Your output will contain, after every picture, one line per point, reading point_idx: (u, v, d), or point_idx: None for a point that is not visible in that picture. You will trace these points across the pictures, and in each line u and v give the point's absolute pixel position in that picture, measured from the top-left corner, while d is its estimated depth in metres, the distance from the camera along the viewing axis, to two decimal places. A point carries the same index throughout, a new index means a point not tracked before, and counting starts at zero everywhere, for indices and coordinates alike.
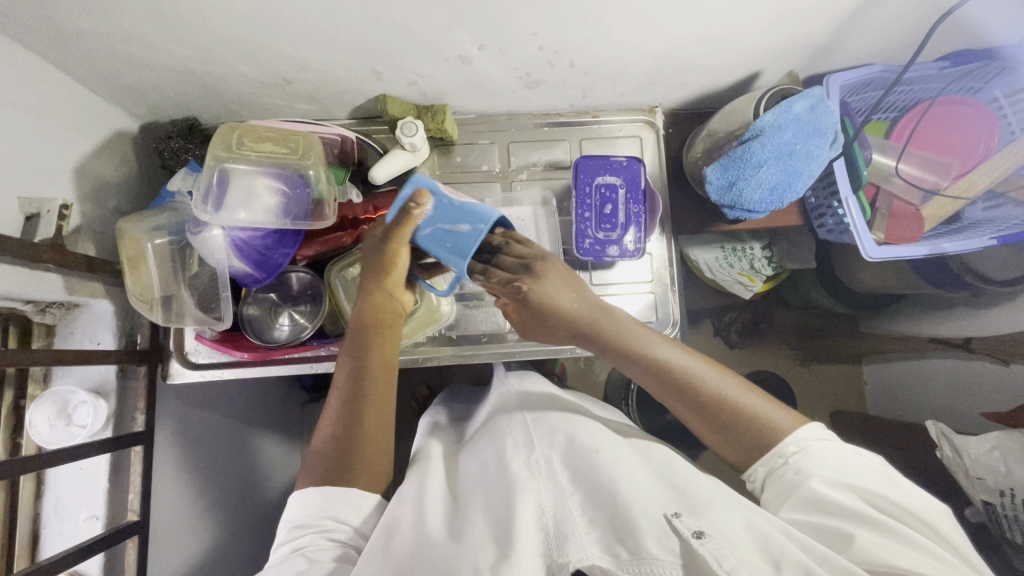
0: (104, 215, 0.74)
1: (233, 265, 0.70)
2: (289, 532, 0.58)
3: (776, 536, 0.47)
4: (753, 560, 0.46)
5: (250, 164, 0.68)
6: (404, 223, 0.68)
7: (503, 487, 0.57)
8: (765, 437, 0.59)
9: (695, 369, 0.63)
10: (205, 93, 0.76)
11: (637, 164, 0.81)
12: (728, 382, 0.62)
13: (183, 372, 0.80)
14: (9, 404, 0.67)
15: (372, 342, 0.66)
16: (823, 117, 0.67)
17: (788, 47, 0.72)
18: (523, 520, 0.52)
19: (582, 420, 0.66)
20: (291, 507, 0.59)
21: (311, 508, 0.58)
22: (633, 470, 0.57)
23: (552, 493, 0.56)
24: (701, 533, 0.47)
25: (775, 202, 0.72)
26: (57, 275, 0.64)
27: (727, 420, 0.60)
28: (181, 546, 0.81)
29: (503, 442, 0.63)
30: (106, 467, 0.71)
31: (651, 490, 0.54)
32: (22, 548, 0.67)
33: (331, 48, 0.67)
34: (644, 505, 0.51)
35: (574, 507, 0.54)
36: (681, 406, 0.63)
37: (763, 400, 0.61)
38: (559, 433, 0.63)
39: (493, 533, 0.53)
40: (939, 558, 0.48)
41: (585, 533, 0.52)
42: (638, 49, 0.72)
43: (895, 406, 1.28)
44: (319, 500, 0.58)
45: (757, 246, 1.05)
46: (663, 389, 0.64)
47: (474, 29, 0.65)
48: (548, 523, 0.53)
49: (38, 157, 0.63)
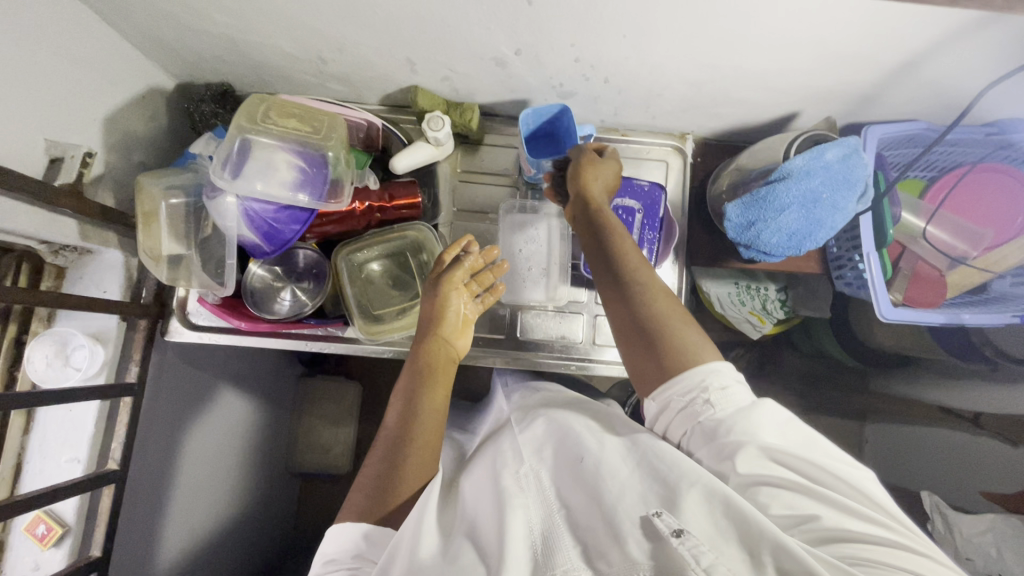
0: (128, 167, 0.75)
1: (243, 234, 0.69)
2: (322, 566, 0.57)
3: (758, 522, 0.46)
4: (732, 553, 0.46)
5: (272, 138, 0.67)
6: (457, 266, 0.74)
7: (493, 505, 0.56)
8: (681, 357, 0.57)
9: (639, 267, 0.63)
10: (240, 61, 0.76)
11: (658, 191, 0.80)
12: (664, 292, 0.62)
13: (181, 331, 0.81)
14: (11, 336, 0.71)
15: (425, 389, 0.67)
16: (854, 169, 0.63)
17: (827, 90, 0.71)
18: (512, 536, 0.50)
19: (571, 423, 0.66)
20: (328, 540, 0.58)
21: (345, 545, 0.57)
22: (618, 471, 0.56)
23: (540, 507, 0.55)
24: (681, 531, 0.46)
25: (792, 249, 0.68)
26: (73, 220, 0.66)
27: (647, 322, 0.59)
28: (178, 511, 0.87)
29: (498, 455, 0.64)
30: (95, 415, 0.72)
31: (635, 487, 0.54)
32: (4, 479, 0.69)
33: (367, 33, 0.67)
34: (625, 506, 0.52)
35: (562, 523, 0.54)
36: (615, 299, 0.63)
37: (689, 321, 0.60)
38: (548, 450, 0.64)
39: (482, 556, 0.51)
40: (870, 524, 0.47)
41: (570, 547, 0.51)
42: (676, 74, 0.71)
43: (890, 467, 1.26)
44: (354, 538, 0.57)
45: (774, 288, 1.07)
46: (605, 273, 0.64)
47: (512, 33, 0.65)
48: (536, 540, 0.52)
49: (72, 105, 0.65)
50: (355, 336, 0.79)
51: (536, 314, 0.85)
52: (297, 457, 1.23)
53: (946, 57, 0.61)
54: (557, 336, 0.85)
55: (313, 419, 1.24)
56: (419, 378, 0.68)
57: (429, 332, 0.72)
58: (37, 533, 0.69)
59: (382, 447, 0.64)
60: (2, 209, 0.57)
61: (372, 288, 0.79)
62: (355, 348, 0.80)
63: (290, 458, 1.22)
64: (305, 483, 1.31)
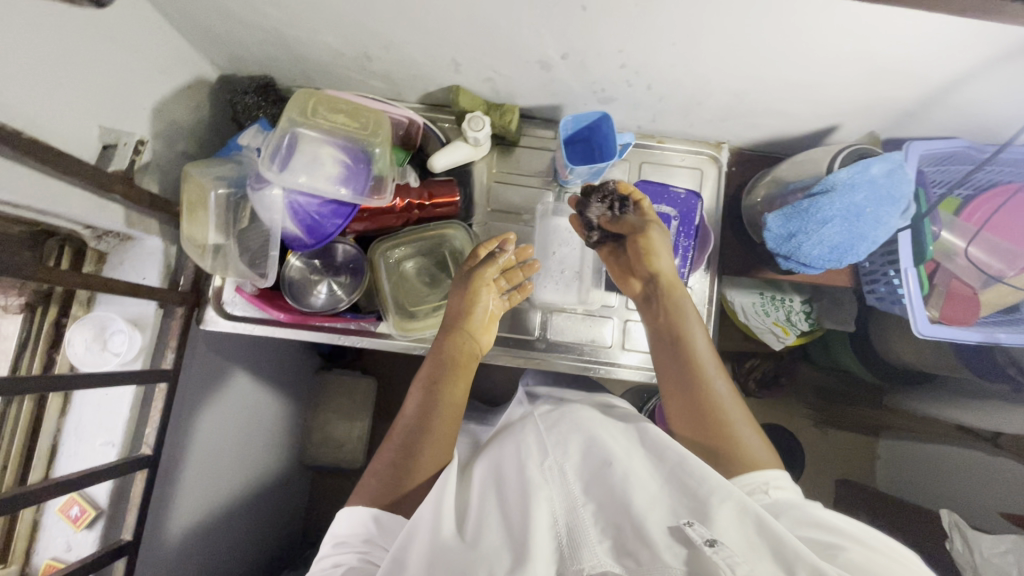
0: (173, 157, 0.76)
1: (286, 227, 0.70)
2: (331, 547, 0.58)
3: (793, 545, 0.46)
4: (767, 568, 0.45)
5: (320, 132, 0.68)
6: (491, 263, 0.74)
7: (517, 494, 0.55)
8: (738, 459, 0.58)
9: (707, 362, 0.66)
10: (286, 55, 0.77)
11: (695, 199, 0.80)
12: (728, 391, 0.64)
13: (216, 321, 0.81)
14: (52, 319, 0.71)
15: (449, 378, 0.67)
16: (900, 184, 0.63)
17: (870, 104, 0.71)
18: (535, 527, 0.51)
19: (594, 424, 0.65)
20: (339, 522, 0.59)
21: (356, 528, 0.58)
22: (646, 482, 0.55)
23: (563, 500, 0.55)
24: (714, 541, 0.46)
25: (833, 261, 0.68)
26: (121, 206, 0.66)
27: (709, 421, 0.62)
28: (195, 493, 0.86)
29: (523, 448, 0.63)
30: (130, 399, 0.74)
31: (662, 499, 0.53)
32: (40, 460, 0.70)
33: (417, 32, 0.68)
34: (654, 517, 0.50)
35: (586, 517, 0.53)
36: (679, 390, 0.65)
37: (751, 426, 0.62)
38: (574, 441, 0.62)
39: (506, 539, 0.51)
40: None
41: (597, 542, 0.50)
42: (719, 84, 0.71)
43: (903, 484, 1.26)
44: (366, 521, 0.58)
45: (798, 300, 1.07)
46: (671, 362, 0.67)
47: (561, 37, 0.66)
48: (561, 531, 0.52)
49: (125, 93, 0.66)
50: (387, 332, 0.78)
51: (565, 317, 0.86)
52: (314, 451, 1.23)
53: (995, 76, 0.61)
54: (587, 339, 0.85)
55: (328, 413, 1.24)
56: (443, 366, 0.68)
57: (456, 324, 0.72)
58: (70, 514, 0.70)
59: (401, 431, 0.64)
60: (55, 192, 0.58)
61: (407, 285, 0.80)
62: (387, 344, 0.79)
63: (306, 450, 1.23)
64: (316, 476, 1.32)
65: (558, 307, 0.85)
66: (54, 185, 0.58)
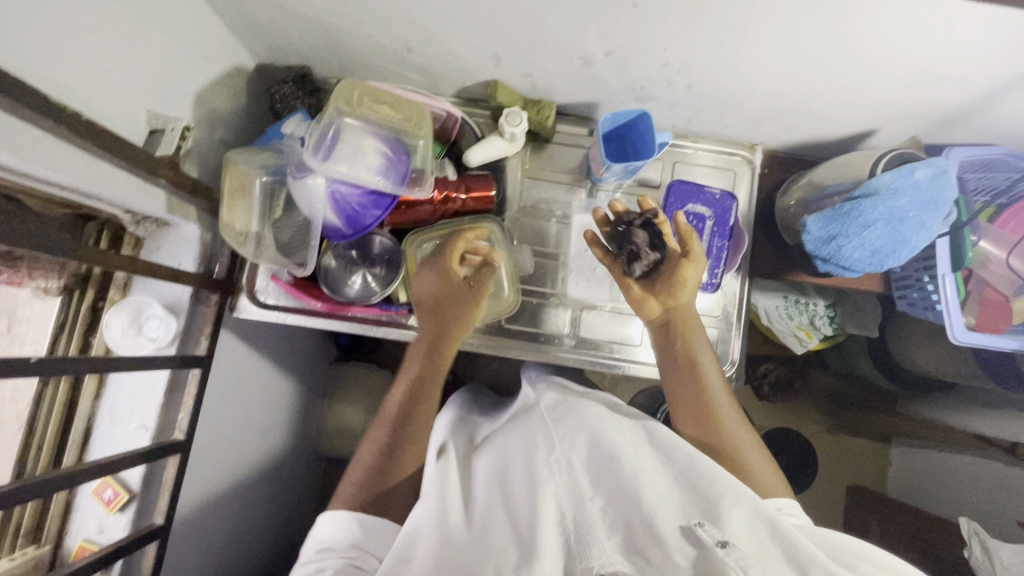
0: (212, 144, 0.76)
1: (327, 218, 0.70)
2: (316, 552, 0.62)
3: (805, 547, 0.47)
4: (778, 569, 0.46)
5: (364, 124, 0.69)
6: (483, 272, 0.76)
7: (527, 486, 0.58)
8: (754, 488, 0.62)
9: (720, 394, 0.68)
10: (326, 46, 0.77)
11: (730, 200, 0.80)
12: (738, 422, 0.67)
13: (248, 308, 0.82)
14: (88, 302, 0.72)
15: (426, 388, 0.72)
16: (943, 189, 0.63)
17: (911, 109, 0.71)
18: (543, 523, 0.53)
19: (600, 420, 0.66)
20: (324, 528, 0.63)
21: (341, 533, 0.62)
22: (654, 479, 0.56)
23: (571, 493, 0.56)
24: (726, 543, 0.47)
25: (873, 264, 0.69)
26: (163, 192, 0.67)
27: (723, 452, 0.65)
28: (216, 480, 0.86)
29: (532, 442, 0.64)
30: (164, 384, 0.74)
31: (673, 497, 0.54)
32: (75, 443, 0.70)
33: (461, 26, 0.68)
34: (664, 515, 0.51)
35: (595, 510, 0.54)
36: (693, 420, 0.68)
37: (760, 455, 0.65)
38: (582, 437, 0.63)
39: (514, 532, 0.55)
40: None
41: (606, 537, 0.52)
42: (761, 85, 0.71)
43: (916, 493, 1.26)
44: (349, 527, 0.62)
45: (823, 304, 1.07)
46: (685, 391, 0.69)
47: (607, 33, 0.66)
48: (568, 527, 0.54)
49: (170, 79, 0.66)
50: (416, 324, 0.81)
51: (595, 314, 0.85)
52: (331, 442, 1.24)
53: None
54: (616, 337, 0.85)
55: (343, 405, 1.25)
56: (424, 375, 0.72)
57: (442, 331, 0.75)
58: (104, 496, 0.71)
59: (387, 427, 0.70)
60: (106, 176, 0.58)
61: None
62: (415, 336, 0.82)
63: (323, 441, 1.24)
64: (328, 466, 1.32)
65: (588, 305, 0.85)
66: (106, 169, 0.58)
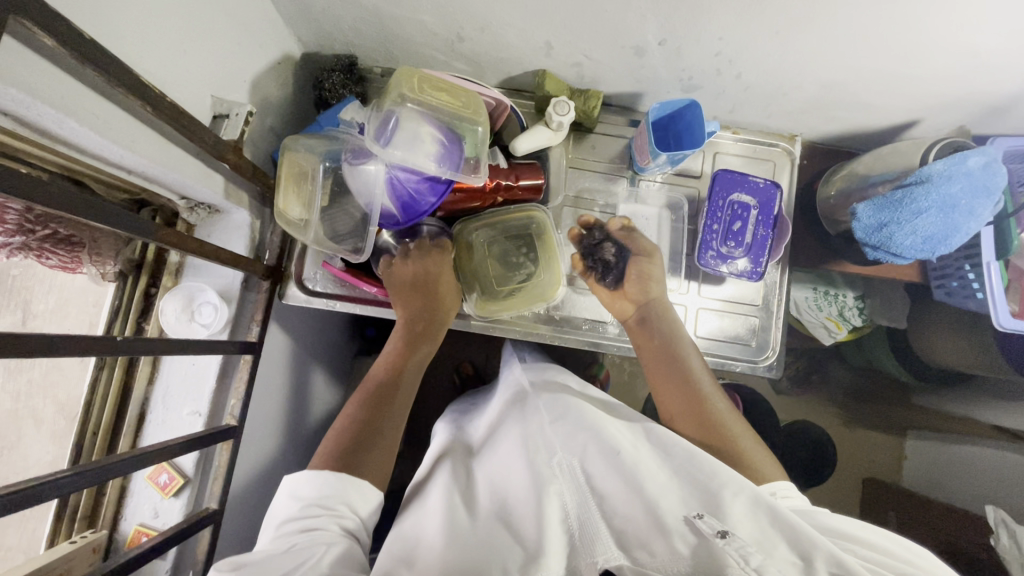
0: (263, 130, 0.76)
1: (385, 204, 0.72)
2: (302, 508, 0.59)
3: (805, 531, 0.48)
4: (782, 554, 0.48)
5: (422, 109, 0.68)
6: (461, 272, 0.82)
7: (529, 486, 0.58)
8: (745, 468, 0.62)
9: (706, 382, 0.71)
10: (378, 34, 0.78)
11: (774, 189, 0.80)
12: (725, 407, 0.69)
13: (296, 296, 0.82)
14: (141, 288, 0.72)
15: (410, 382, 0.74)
16: (994, 177, 0.64)
17: (959, 99, 0.72)
18: (548, 524, 0.54)
19: (598, 414, 0.64)
20: (309, 485, 0.60)
21: (329, 490, 0.60)
22: (656, 472, 0.56)
23: (574, 493, 0.58)
24: (725, 533, 0.48)
25: (925, 251, 0.71)
26: (222, 177, 0.67)
27: (711, 433, 0.66)
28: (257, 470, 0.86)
29: (529, 438, 0.64)
30: (216, 369, 0.74)
31: (674, 489, 0.54)
32: (129, 427, 0.71)
33: (520, 15, 0.69)
34: (667, 505, 0.52)
35: (597, 512, 0.56)
36: (680, 406, 0.70)
37: (751, 439, 0.66)
38: (583, 432, 0.61)
39: (518, 539, 0.55)
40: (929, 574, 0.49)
41: (607, 534, 0.54)
42: (810, 74, 0.72)
43: (930, 483, 1.26)
44: (335, 484, 0.60)
45: (851, 295, 1.08)
46: (672, 379, 0.71)
47: (665, 23, 0.66)
48: (572, 526, 0.55)
49: (230, 64, 0.67)
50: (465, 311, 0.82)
51: None
52: None
53: None
54: None
55: None
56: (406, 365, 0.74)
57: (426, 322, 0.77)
58: (159, 481, 0.71)
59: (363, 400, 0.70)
60: (172, 157, 0.58)
61: (473, 257, 0.82)
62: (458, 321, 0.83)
63: None
64: None
65: None
66: (172, 150, 0.58)
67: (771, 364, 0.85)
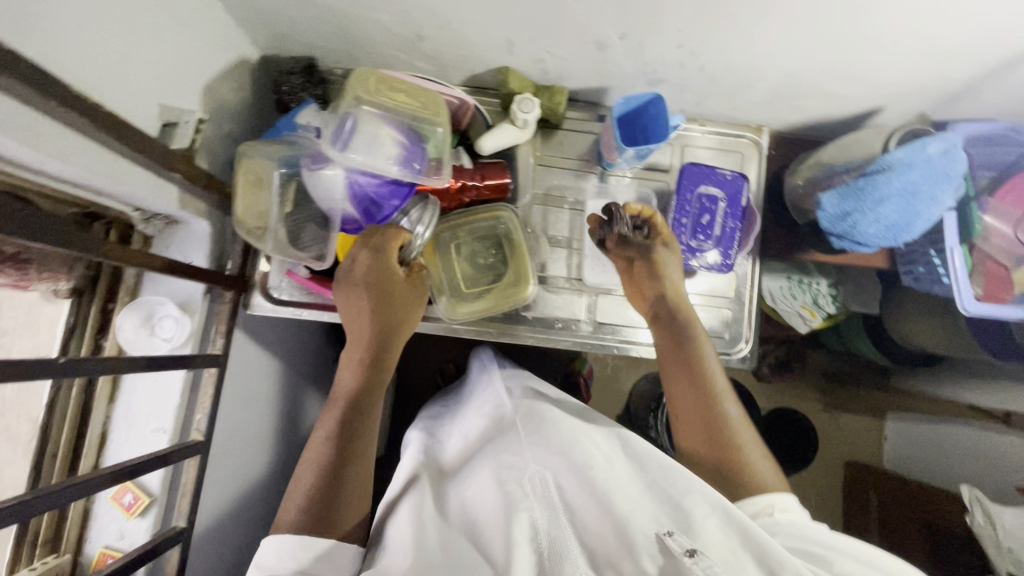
0: (220, 137, 0.74)
1: (346, 209, 0.70)
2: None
3: (774, 550, 0.48)
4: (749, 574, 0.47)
5: (380, 111, 0.67)
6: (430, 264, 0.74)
7: (499, 506, 0.56)
8: (748, 479, 0.61)
9: (718, 381, 0.68)
10: (335, 36, 0.76)
11: (741, 182, 0.80)
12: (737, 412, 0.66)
13: (262, 306, 0.80)
14: (98, 305, 0.70)
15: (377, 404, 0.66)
16: (954, 162, 0.64)
17: (919, 87, 0.73)
18: (515, 544, 0.51)
19: (576, 428, 0.65)
20: (265, 551, 0.56)
21: (283, 554, 0.55)
22: (628, 488, 0.57)
23: (544, 509, 0.55)
24: (694, 552, 0.48)
25: (888, 239, 0.71)
26: (176, 187, 0.65)
27: (720, 435, 0.64)
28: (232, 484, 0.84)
29: (501, 460, 0.62)
30: (181, 384, 0.72)
31: (647, 506, 0.55)
32: (90, 448, 0.69)
33: (478, 13, 0.67)
34: (638, 522, 0.52)
35: (568, 528, 0.53)
36: (692, 403, 0.67)
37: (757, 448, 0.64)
38: (555, 448, 0.62)
39: (487, 558, 0.53)
40: None
41: (580, 556, 0.51)
42: (772, 65, 0.72)
43: (908, 465, 1.28)
44: (294, 549, 0.55)
45: (824, 283, 1.09)
46: (684, 376, 0.68)
47: (623, 17, 0.66)
48: (542, 544, 0.52)
49: (179, 71, 0.64)
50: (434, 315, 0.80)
51: (610, 299, 0.85)
52: None
53: None
54: (633, 322, 0.85)
55: None
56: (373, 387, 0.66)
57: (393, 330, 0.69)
58: (123, 501, 0.69)
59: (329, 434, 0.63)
60: (116, 170, 0.56)
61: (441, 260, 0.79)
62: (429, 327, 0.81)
63: None
64: None
65: (605, 289, 0.85)
66: (116, 162, 0.56)
67: (745, 355, 0.85)
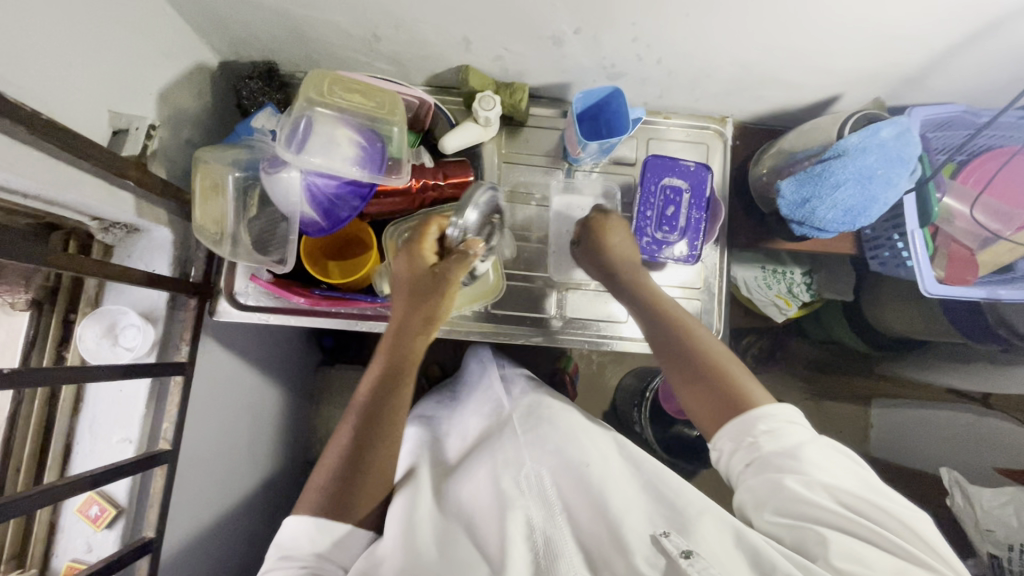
0: (179, 144, 0.73)
1: (305, 212, 0.70)
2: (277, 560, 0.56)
3: (767, 551, 0.48)
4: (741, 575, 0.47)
5: (335, 113, 0.67)
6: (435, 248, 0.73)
7: (492, 509, 0.56)
8: (737, 399, 0.58)
9: (687, 321, 0.67)
10: (293, 40, 0.76)
11: (704, 172, 0.81)
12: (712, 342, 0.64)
13: (229, 312, 0.80)
14: (59, 316, 0.69)
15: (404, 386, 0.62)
16: (908, 146, 0.66)
17: (875, 73, 0.73)
18: (512, 541, 0.51)
19: (575, 425, 0.67)
20: (284, 534, 0.57)
21: (300, 541, 0.56)
22: (622, 487, 0.58)
23: (541, 509, 0.55)
24: (690, 552, 0.48)
25: (847, 224, 0.72)
26: (131, 194, 0.64)
27: (699, 362, 0.62)
28: (206, 492, 0.84)
29: (501, 457, 0.62)
30: (146, 394, 0.71)
31: (644, 508, 0.56)
32: (54, 460, 0.68)
33: (431, 12, 0.67)
34: (634, 522, 0.53)
35: (565, 528, 0.54)
36: (664, 345, 0.65)
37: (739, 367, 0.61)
38: (551, 447, 0.63)
39: (483, 553, 0.53)
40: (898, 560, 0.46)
41: (573, 554, 0.51)
42: (728, 56, 0.72)
43: (892, 450, 1.28)
44: (310, 529, 0.56)
45: (798, 272, 1.09)
46: (650, 323, 0.68)
47: (576, 12, 0.66)
48: (537, 542, 0.52)
49: (130, 78, 0.64)
50: None
51: (577, 293, 0.85)
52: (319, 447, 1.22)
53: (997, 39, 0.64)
54: (602, 316, 0.85)
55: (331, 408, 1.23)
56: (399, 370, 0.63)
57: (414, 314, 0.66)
58: (89, 514, 0.68)
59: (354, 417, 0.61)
60: (63, 178, 0.55)
61: None
62: None
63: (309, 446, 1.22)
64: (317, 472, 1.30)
65: (571, 284, 0.85)
66: (63, 170, 0.55)
67: None
